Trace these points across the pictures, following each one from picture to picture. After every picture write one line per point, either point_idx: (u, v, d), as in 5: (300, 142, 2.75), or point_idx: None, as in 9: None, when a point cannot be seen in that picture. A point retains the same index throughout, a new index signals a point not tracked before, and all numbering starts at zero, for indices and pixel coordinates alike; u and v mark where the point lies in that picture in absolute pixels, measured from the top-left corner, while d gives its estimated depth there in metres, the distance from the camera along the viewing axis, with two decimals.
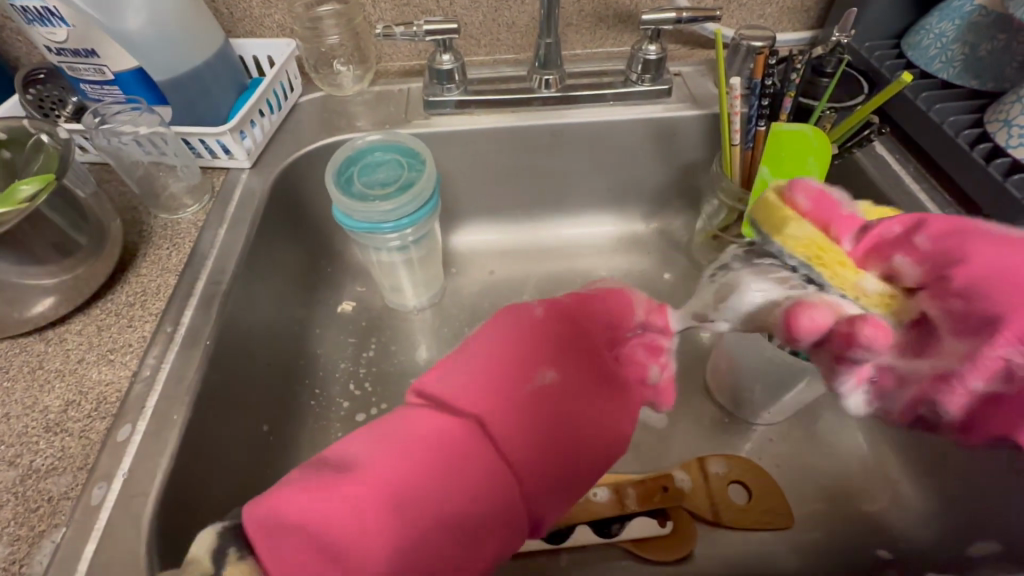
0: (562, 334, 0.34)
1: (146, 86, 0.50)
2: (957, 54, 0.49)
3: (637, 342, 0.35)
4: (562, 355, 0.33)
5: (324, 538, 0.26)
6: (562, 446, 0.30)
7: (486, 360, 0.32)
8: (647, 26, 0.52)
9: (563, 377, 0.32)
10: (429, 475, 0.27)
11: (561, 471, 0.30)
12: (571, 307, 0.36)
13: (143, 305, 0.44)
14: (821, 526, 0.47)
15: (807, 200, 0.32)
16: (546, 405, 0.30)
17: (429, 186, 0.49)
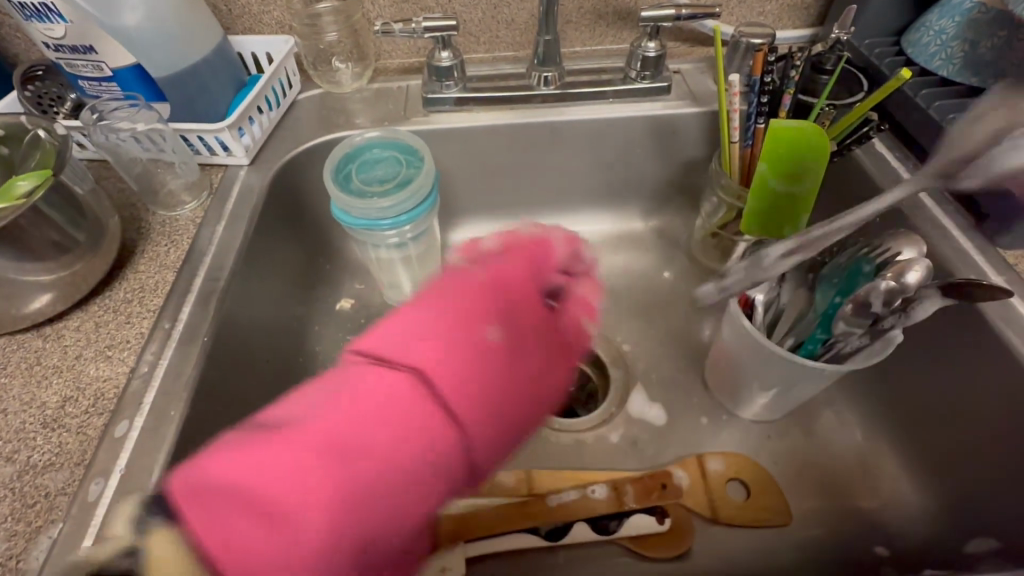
0: (515, 287, 0.30)
1: (144, 82, 0.50)
2: (957, 51, 0.49)
3: (571, 302, 0.33)
4: (512, 306, 0.29)
5: (262, 505, 0.21)
6: (520, 397, 0.27)
7: (443, 307, 0.28)
8: (646, 23, 0.52)
9: (514, 329, 0.28)
10: (381, 430, 0.24)
11: (513, 423, 0.27)
12: (513, 255, 0.32)
13: (141, 301, 0.44)
14: (819, 523, 0.47)
15: None
16: (497, 359, 0.27)
17: (428, 182, 0.49)
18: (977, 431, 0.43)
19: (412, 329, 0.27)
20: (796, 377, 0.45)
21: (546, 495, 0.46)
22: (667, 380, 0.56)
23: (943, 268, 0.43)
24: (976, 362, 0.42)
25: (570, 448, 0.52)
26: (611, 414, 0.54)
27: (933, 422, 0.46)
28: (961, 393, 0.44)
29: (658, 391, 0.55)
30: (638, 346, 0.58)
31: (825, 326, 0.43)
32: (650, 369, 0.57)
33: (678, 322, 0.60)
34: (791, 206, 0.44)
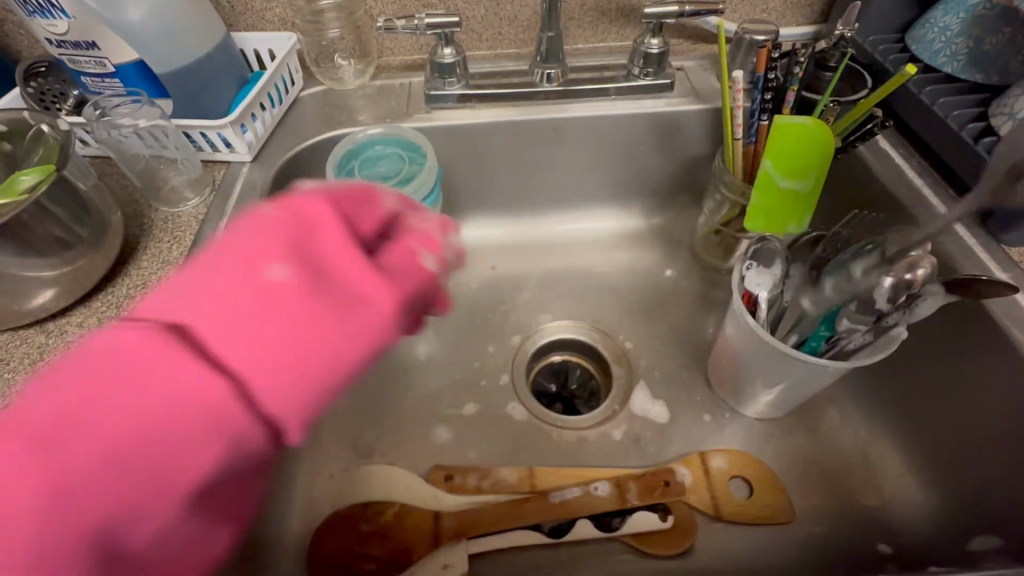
0: (311, 220, 0.24)
1: (146, 78, 0.50)
2: (961, 47, 0.49)
3: (406, 235, 0.27)
4: (304, 251, 0.23)
5: None
6: (297, 365, 0.22)
7: (218, 264, 0.23)
8: (649, 20, 0.52)
9: (308, 268, 0.23)
10: (111, 413, 0.21)
11: (309, 373, 0.23)
12: (327, 195, 0.26)
13: (144, 297, 0.44)
14: (822, 521, 0.47)
15: None
16: (284, 303, 0.22)
17: (431, 178, 0.49)
18: (981, 428, 0.43)
19: (191, 275, 0.23)
20: (800, 374, 0.44)
21: (547, 492, 0.47)
22: (670, 378, 0.56)
23: (948, 265, 0.43)
24: (980, 358, 0.42)
25: (572, 445, 0.52)
26: (614, 411, 0.54)
27: (936, 419, 0.46)
28: (965, 390, 0.43)
29: (661, 388, 0.55)
30: (641, 343, 0.58)
31: (829, 323, 0.43)
32: (652, 366, 0.57)
33: (680, 320, 0.60)
34: (794, 202, 0.44)
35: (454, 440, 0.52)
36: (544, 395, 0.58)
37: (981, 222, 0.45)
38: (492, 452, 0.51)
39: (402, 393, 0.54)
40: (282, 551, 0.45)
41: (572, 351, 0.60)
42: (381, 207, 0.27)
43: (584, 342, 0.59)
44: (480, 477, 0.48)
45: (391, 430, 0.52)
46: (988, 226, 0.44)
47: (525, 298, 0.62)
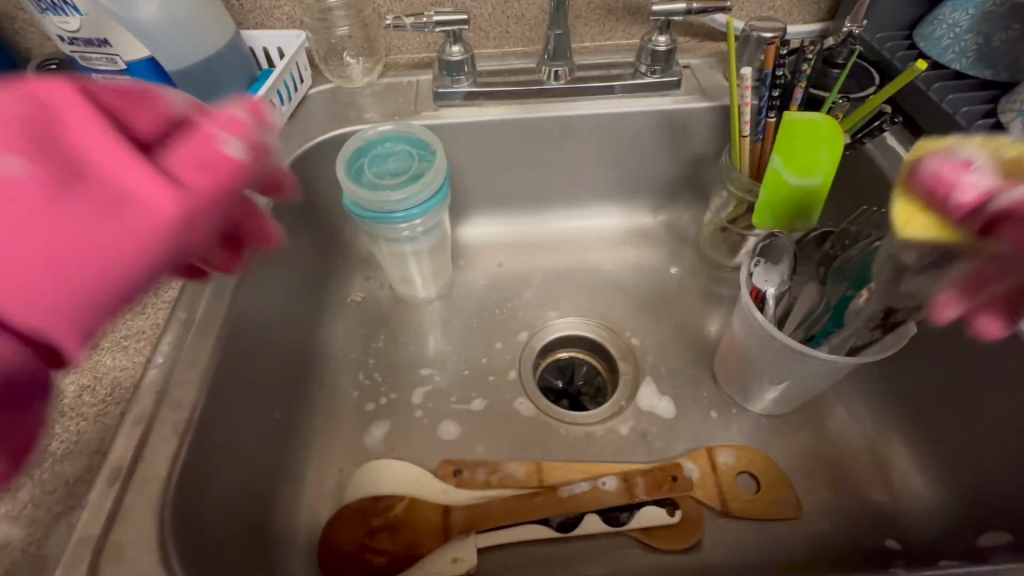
0: (65, 109, 0.21)
1: (158, 76, 0.49)
2: (970, 44, 0.49)
3: (202, 122, 0.23)
4: (40, 137, 0.20)
5: None
6: (34, 274, 0.20)
7: None
8: (657, 17, 0.52)
9: (59, 159, 0.20)
10: None
11: (70, 283, 0.20)
12: (83, 89, 0.22)
13: (156, 292, 0.44)
14: (830, 516, 0.47)
15: (931, 174, 0.31)
16: (15, 195, 0.19)
17: (439, 175, 0.49)
18: (989, 424, 0.43)
19: None
20: (810, 371, 0.44)
21: (556, 486, 0.47)
22: (677, 375, 0.56)
23: None
24: (988, 354, 0.42)
25: (580, 440, 0.52)
26: (621, 407, 0.54)
27: (944, 415, 0.46)
28: (973, 386, 0.44)
29: (668, 384, 0.55)
30: (647, 340, 0.59)
31: (837, 318, 0.43)
32: (659, 363, 0.57)
33: (687, 317, 0.60)
34: (804, 200, 0.44)
35: (462, 436, 0.52)
36: (550, 391, 0.58)
37: None
38: (500, 447, 0.51)
39: (410, 389, 0.55)
40: (293, 545, 0.45)
41: (579, 348, 0.60)
42: (165, 103, 0.24)
43: (591, 339, 0.59)
44: (489, 472, 0.48)
45: (399, 425, 0.52)
46: None
47: (532, 295, 0.62)
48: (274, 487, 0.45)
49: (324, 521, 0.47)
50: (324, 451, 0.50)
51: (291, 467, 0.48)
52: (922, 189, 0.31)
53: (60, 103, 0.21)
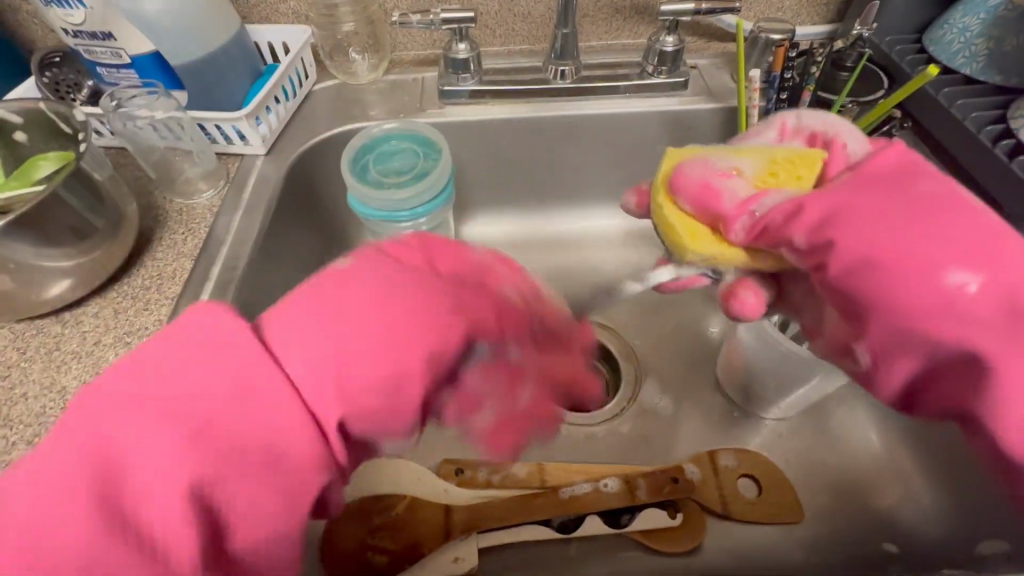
0: (240, 385, 0.30)
1: (163, 70, 0.50)
2: (980, 49, 0.49)
3: (278, 458, 0.30)
4: (240, 390, 0.30)
5: (222, 388, 0.30)
6: (334, 360, 0.32)
7: (203, 376, 0.30)
8: (665, 17, 0.52)
9: (230, 407, 0.30)
10: (213, 383, 0.30)
11: (341, 351, 0.32)
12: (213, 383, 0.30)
13: (159, 289, 0.44)
14: (831, 522, 0.47)
15: (695, 181, 0.35)
16: (253, 375, 0.30)
17: (444, 174, 0.49)
18: None
19: (232, 360, 0.30)
20: (812, 376, 0.45)
21: (557, 487, 0.47)
22: (679, 377, 0.56)
23: None
24: None
25: (582, 441, 0.52)
26: (624, 408, 0.54)
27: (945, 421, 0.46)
28: None
29: (669, 385, 0.55)
30: (649, 341, 0.58)
31: None
32: (661, 364, 0.57)
33: (689, 318, 0.60)
34: None
35: None
36: None
37: None
38: None
39: None
40: None
41: None
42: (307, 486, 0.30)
43: None
44: (491, 471, 0.48)
45: None
46: None
47: None
48: None
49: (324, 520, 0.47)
50: None
51: None
52: (691, 196, 0.35)
53: (223, 395, 0.30)
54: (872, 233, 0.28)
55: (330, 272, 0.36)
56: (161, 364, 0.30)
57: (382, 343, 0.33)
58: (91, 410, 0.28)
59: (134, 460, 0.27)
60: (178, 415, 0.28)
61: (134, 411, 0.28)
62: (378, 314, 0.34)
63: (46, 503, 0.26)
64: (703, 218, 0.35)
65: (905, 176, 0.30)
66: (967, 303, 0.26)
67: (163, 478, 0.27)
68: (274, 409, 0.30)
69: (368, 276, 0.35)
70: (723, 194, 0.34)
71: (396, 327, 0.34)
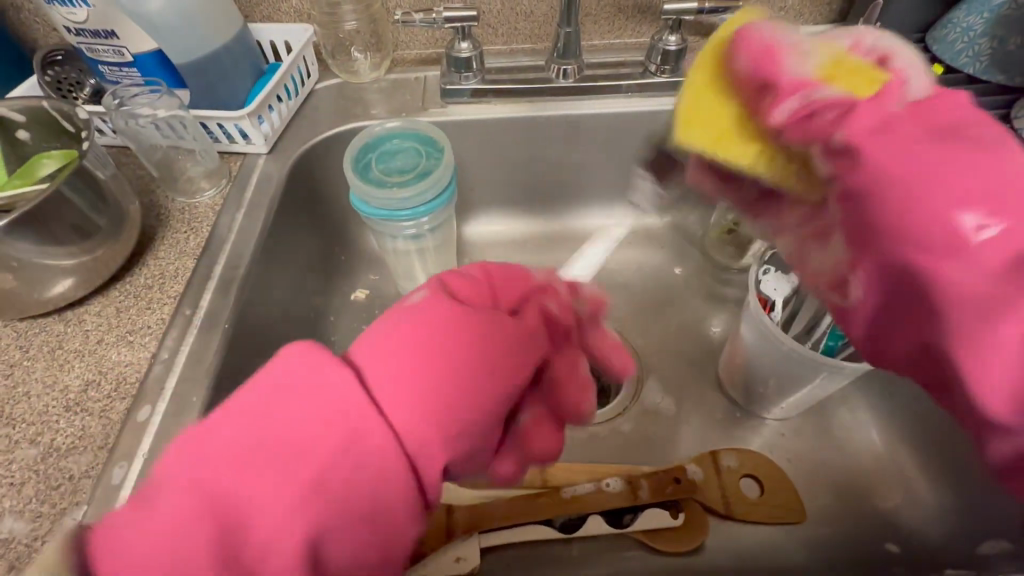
0: (357, 433, 0.24)
1: (165, 68, 0.50)
2: (984, 48, 0.49)
3: (385, 515, 0.25)
4: (346, 437, 0.24)
5: (429, 419, 0.26)
6: (451, 398, 0.26)
7: (305, 420, 0.24)
8: (668, 17, 0.52)
9: (324, 461, 0.24)
10: (317, 428, 0.24)
11: (423, 394, 0.26)
12: (316, 429, 0.24)
13: (162, 288, 0.44)
14: (833, 522, 0.47)
15: (755, 49, 0.28)
16: (348, 422, 0.24)
17: (447, 173, 0.49)
18: None
19: (315, 404, 0.25)
20: (815, 376, 0.45)
21: (560, 487, 0.47)
22: (681, 377, 0.56)
23: None
24: None
25: (584, 441, 0.52)
26: (626, 408, 0.54)
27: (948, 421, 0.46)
28: None
29: (671, 385, 0.55)
30: (651, 341, 0.58)
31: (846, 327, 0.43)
32: (663, 364, 0.57)
33: (691, 318, 0.60)
34: None
35: None
36: None
37: None
38: None
39: None
40: None
41: None
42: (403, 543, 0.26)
43: None
44: None
45: None
46: None
47: None
48: None
49: None
50: None
51: None
52: (745, 64, 0.29)
53: (315, 442, 0.24)
54: (891, 168, 0.24)
55: (398, 309, 0.30)
56: (312, 407, 0.25)
57: (480, 382, 0.28)
58: (203, 459, 0.24)
59: (255, 516, 0.23)
60: (297, 473, 0.24)
61: (243, 464, 0.23)
62: (473, 362, 0.28)
63: (151, 557, 0.22)
64: (748, 88, 0.29)
65: (952, 119, 0.24)
66: (976, 249, 0.22)
67: (274, 540, 0.23)
68: (387, 460, 0.25)
69: (463, 311, 0.29)
70: (790, 60, 0.27)
71: (499, 374, 0.28)
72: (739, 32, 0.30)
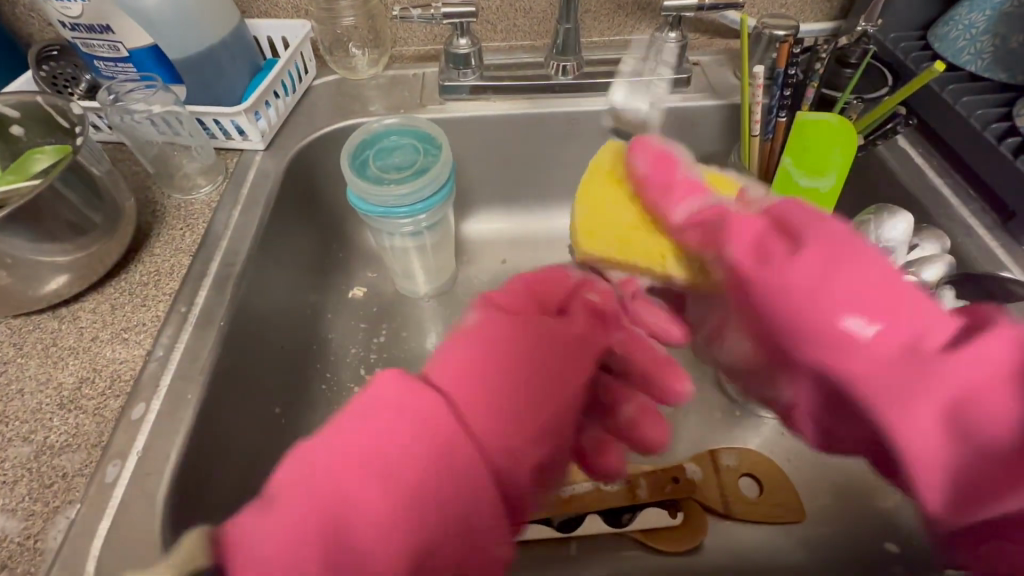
0: (449, 441, 0.27)
1: (161, 64, 0.50)
2: (986, 45, 0.49)
3: (477, 515, 0.27)
4: (440, 446, 0.27)
5: (510, 429, 0.29)
6: (524, 403, 0.29)
7: (401, 434, 0.26)
8: (668, 13, 0.51)
9: (422, 471, 0.26)
10: (414, 440, 0.26)
11: (498, 402, 0.29)
12: (412, 442, 0.26)
13: (157, 284, 0.44)
14: (833, 522, 0.47)
15: (650, 159, 0.43)
16: (441, 434, 0.27)
17: (445, 170, 0.49)
18: None
19: (406, 419, 0.27)
20: None
21: None
22: None
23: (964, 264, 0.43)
24: None
25: None
26: None
27: None
28: None
29: None
30: None
31: None
32: None
33: None
34: (815, 198, 0.47)
35: None
36: None
37: (1001, 224, 0.45)
38: None
39: None
40: None
41: None
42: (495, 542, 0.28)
43: None
44: None
45: None
46: (1008, 227, 0.45)
47: None
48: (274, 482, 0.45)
49: None
50: None
51: None
52: (640, 170, 0.44)
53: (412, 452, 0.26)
54: (764, 286, 0.29)
55: (459, 334, 0.33)
56: (403, 423, 0.27)
57: (545, 389, 0.31)
58: (319, 477, 0.25)
59: (363, 519, 0.25)
60: (398, 484, 0.25)
61: (350, 473, 0.25)
62: (537, 372, 0.31)
63: (282, 557, 0.24)
64: (648, 183, 0.43)
65: (764, 239, 0.31)
66: (863, 352, 0.26)
67: (382, 543, 0.24)
68: (475, 464, 0.27)
69: (525, 325, 0.33)
70: (680, 170, 0.42)
71: (557, 382, 0.31)
72: (633, 149, 0.45)
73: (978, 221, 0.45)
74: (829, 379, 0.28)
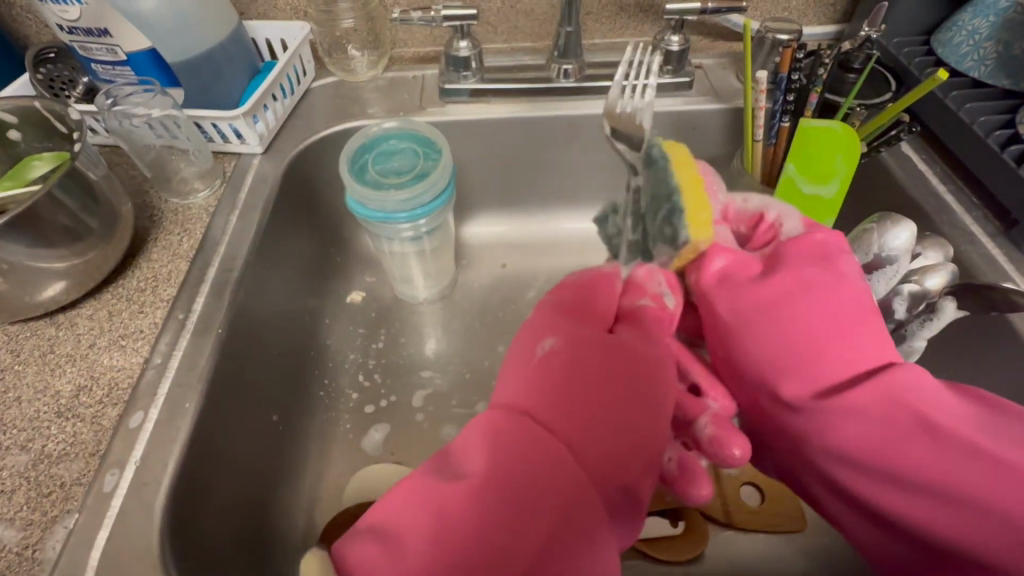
0: (535, 464, 0.26)
1: (159, 67, 0.49)
2: (989, 52, 0.48)
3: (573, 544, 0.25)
4: (526, 469, 0.25)
5: (594, 451, 0.27)
6: (607, 424, 0.28)
7: (485, 460, 0.26)
8: (671, 16, 0.51)
9: (510, 494, 0.25)
10: (501, 464, 0.26)
11: (580, 424, 0.28)
12: (497, 465, 0.26)
13: (155, 290, 0.43)
14: (832, 531, 0.47)
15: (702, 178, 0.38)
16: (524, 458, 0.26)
17: (444, 176, 0.48)
18: None
19: (493, 444, 0.27)
20: None
21: None
22: None
23: (966, 273, 0.43)
24: (1002, 366, 0.42)
25: None
26: None
27: None
28: None
29: None
30: None
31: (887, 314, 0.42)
32: None
33: None
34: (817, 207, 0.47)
35: None
36: None
37: (1003, 232, 0.44)
38: None
39: (411, 391, 0.54)
40: (291, 547, 0.44)
41: None
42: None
43: None
44: None
45: (399, 427, 0.52)
46: (1011, 236, 0.44)
47: (532, 298, 0.60)
48: (273, 489, 0.44)
49: (321, 522, 0.46)
50: (320, 457, 0.49)
51: (287, 470, 0.47)
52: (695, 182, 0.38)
53: (495, 477, 0.25)
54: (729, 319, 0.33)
55: (530, 356, 0.32)
56: (489, 449, 0.26)
57: (627, 409, 0.29)
58: (422, 490, 0.26)
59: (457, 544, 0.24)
60: (485, 508, 0.25)
61: (438, 501, 0.25)
62: (618, 393, 0.29)
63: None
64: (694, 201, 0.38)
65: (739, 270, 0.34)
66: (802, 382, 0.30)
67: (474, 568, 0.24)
68: (565, 489, 0.25)
69: (595, 338, 0.32)
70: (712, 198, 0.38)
71: (641, 402, 0.29)
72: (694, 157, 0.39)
73: (981, 229, 0.45)
74: (814, 421, 0.30)
